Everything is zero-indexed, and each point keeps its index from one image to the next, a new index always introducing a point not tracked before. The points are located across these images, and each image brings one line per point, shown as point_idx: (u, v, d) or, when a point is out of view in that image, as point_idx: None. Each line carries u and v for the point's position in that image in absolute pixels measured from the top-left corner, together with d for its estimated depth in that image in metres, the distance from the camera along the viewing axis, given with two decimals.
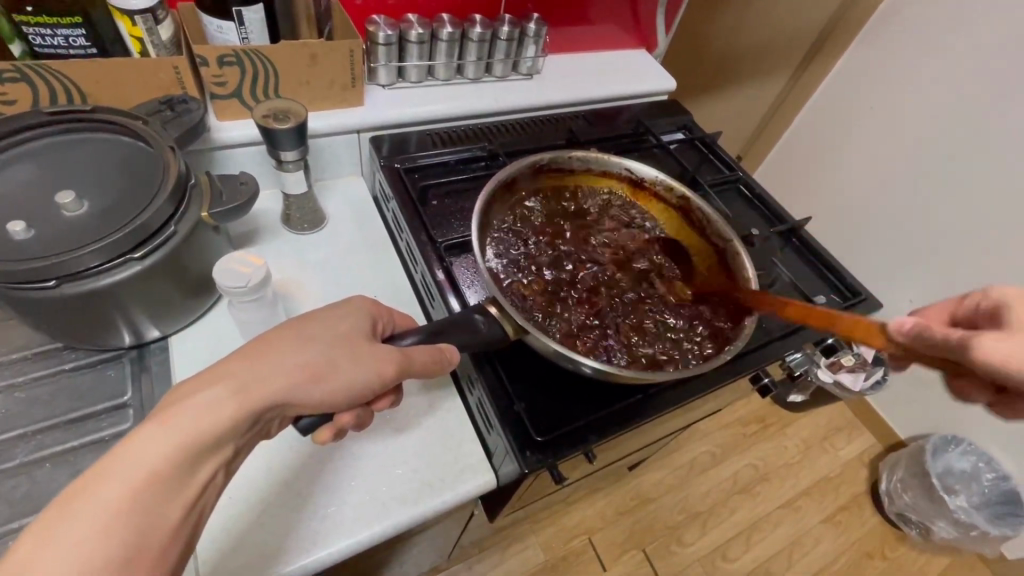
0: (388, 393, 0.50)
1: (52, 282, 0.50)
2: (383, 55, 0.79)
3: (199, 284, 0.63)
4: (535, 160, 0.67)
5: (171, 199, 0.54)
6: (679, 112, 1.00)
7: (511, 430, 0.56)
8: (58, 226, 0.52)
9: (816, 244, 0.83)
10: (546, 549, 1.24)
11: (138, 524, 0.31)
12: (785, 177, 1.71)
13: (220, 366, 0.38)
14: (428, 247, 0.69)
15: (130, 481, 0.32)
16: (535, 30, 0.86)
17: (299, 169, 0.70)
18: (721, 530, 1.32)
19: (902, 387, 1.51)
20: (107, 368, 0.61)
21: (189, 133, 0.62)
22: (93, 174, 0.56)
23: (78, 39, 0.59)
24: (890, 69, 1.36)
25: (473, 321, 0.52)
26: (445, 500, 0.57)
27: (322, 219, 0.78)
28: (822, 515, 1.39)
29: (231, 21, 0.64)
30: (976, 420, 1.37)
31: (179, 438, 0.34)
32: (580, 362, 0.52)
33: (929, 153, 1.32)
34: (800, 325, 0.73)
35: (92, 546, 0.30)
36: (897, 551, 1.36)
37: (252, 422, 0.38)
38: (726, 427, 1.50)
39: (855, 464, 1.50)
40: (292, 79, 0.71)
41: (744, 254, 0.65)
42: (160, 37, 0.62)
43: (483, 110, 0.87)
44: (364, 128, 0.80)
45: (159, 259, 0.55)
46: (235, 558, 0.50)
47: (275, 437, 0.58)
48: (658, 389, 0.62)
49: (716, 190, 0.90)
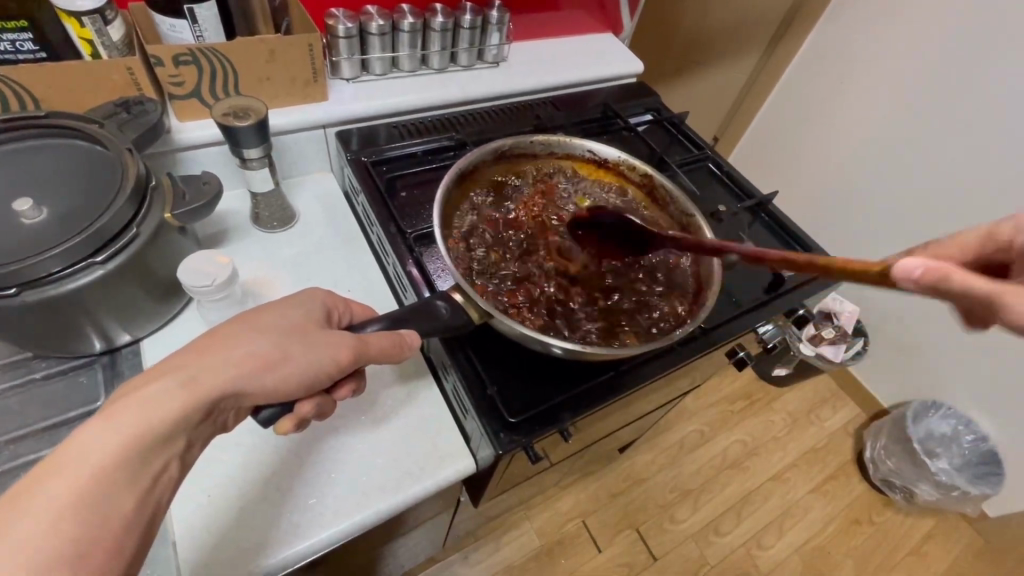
0: (350, 380, 0.50)
1: (13, 290, 0.50)
2: (345, 48, 0.79)
3: (167, 287, 0.63)
4: (497, 146, 0.68)
5: (131, 202, 0.54)
6: (646, 93, 1.01)
7: (484, 414, 0.56)
8: (15, 234, 0.51)
9: (783, 216, 0.84)
10: (542, 535, 1.26)
11: (86, 520, 0.32)
12: (760, 156, 1.73)
13: (173, 361, 0.39)
14: (398, 239, 0.69)
15: (76, 477, 0.32)
16: (498, 17, 0.86)
17: (263, 167, 0.70)
18: (711, 505, 1.35)
19: (882, 354, 1.54)
20: (78, 374, 0.61)
21: (148, 134, 0.62)
22: (50, 179, 0.56)
23: (25, 44, 0.58)
24: (855, 42, 1.38)
25: (436, 307, 0.52)
26: (425, 486, 0.57)
27: (292, 217, 0.78)
28: (810, 486, 1.42)
29: (185, 20, 0.63)
30: (954, 385, 1.40)
31: (126, 432, 0.34)
32: (549, 343, 0.52)
33: (898, 123, 1.34)
34: (768, 297, 0.74)
35: (39, 542, 0.30)
36: (883, 516, 1.40)
37: (205, 414, 0.38)
38: (714, 405, 1.53)
39: (840, 434, 1.53)
40: (252, 77, 0.71)
41: (705, 228, 0.66)
42: (110, 38, 0.61)
43: (449, 101, 0.87)
44: (330, 124, 0.80)
45: (121, 263, 0.54)
46: (215, 555, 0.50)
47: (251, 435, 0.58)
48: (630, 365, 0.63)
49: (685, 169, 0.91)
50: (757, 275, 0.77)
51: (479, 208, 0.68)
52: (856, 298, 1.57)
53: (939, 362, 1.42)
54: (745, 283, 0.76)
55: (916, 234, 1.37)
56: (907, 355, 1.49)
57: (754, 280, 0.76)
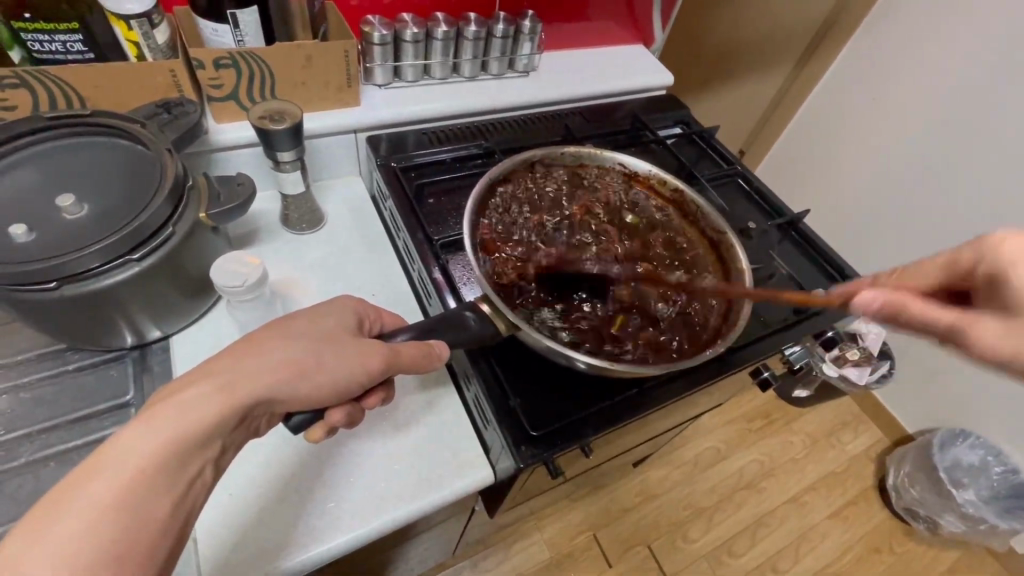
0: (379, 390, 0.50)
1: (53, 283, 0.51)
2: (379, 55, 0.80)
3: (199, 284, 0.64)
4: (529, 155, 0.68)
5: (168, 201, 0.55)
6: (677, 106, 1.00)
7: (506, 425, 0.56)
8: (57, 230, 0.53)
9: (815, 236, 0.83)
10: (551, 546, 1.24)
11: (126, 521, 0.32)
12: (787, 171, 1.70)
13: (209, 364, 0.39)
14: (424, 245, 0.69)
15: (117, 478, 0.32)
16: (530, 27, 0.86)
17: (295, 170, 0.71)
18: (726, 526, 1.32)
19: (908, 378, 1.50)
20: (109, 367, 0.62)
21: (186, 135, 0.63)
22: (92, 177, 0.57)
23: (75, 45, 0.60)
24: (891, 60, 1.35)
25: (464, 318, 0.52)
26: (443, 495, 0.57)
27: (320, 219, 0.79)
28: (828, 510, 1.38)
29: (227, 24, 0.64)
30: (984, 414, 1.36)
31: (164, 433, 0.35)
32: (573, 357, 0.52)
33: (933, 143, 1.31)
34: (798, 318, 0.72)
35: (78, 541, 0.30)
36: (904, 546, 1.35)
37: (240, 419, 0.39)
38: (731, 423, 1.50)
39: (862, 459, 1.49)
40: (288, 81, 0.72)
41: (737, 245, 0.65)
42: (155, 41, 0.62)
43: (479, 108, 0.88)
44: (360, 129, 0.81)
45: (156, 261, 0.55)
46: (236, 555, 0.51)
47: (275, 435, 0.58)
48: (653, 382, 0.62)
49: (714, 183, 0.90)
50: (786, 295, 0.76)
51: (509, 217, 0.68)
52: None
53: (969, 389, 1.37)
54: (774, 304, 0.74)
55: None
56: (935, 381, 1.44)
57: (783, 299, 0.75)
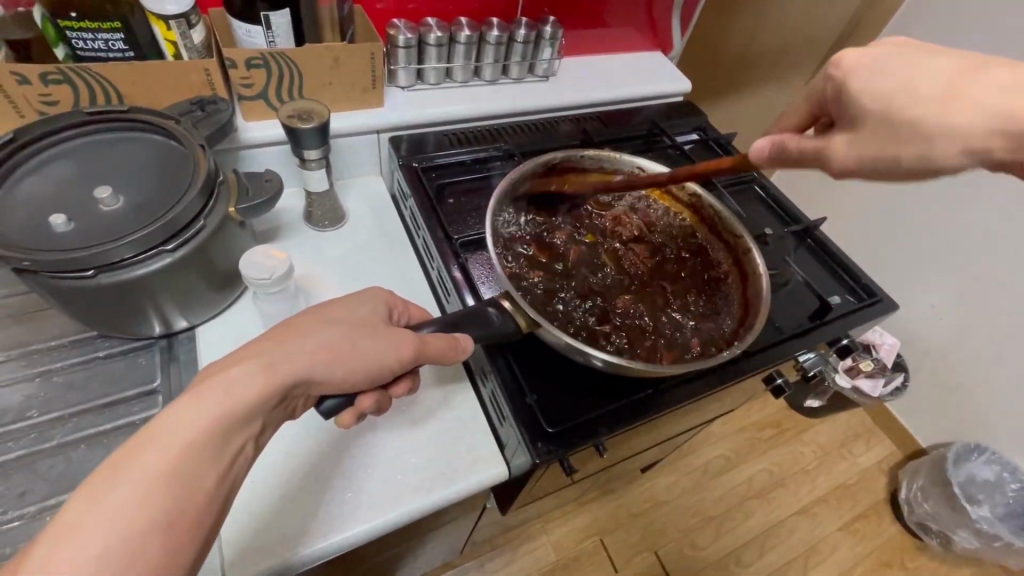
0: (406, 378, 0.51)
1: (90, 271, 0.53)
2: (403, 57, 0.82)
3: (226, 277, 0.65)
4: (549, 158, 0.69)
5: (201, 195, 0.57)
6: (694, 113, 1.01)
7: (524, 422, 0.57)
8: (95, 220, 0.55)
9: (831, 244, 0.83)
10: (557, 549, 1.24)
11: (174, 492, 0.33)
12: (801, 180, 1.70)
13: (245, 350, 0.41)
14: (444, 244, 0.71)
15: (168, 451, 0.34)
16: (551, 32, 0.88)
17: (321, 168, 0.73)
18: (734, 534, 1.32)
19: (922, 391, 1.49)
20: (137, 355, 0.64)
21: (218, 132, 0.65)
22: (127, 171, 0.59)
23: (117, 43, 0.62)
24: None
25: (487, 314, 0.53)
26: (460, 489, 0.58)
27: (342, 217, 0.81)
28: (839, 523, 1.37)
29: (259, 25, 0.66)
30: (999, 429, 1.34)
31: (207, 410, 0.36)
32: (592, 355, 0.53)
33: None
34: (813, 325, 0.72)
35: (133, 508, 0.32)
36: (916, 561, 1.34)
37: (279, 399, 0.40)
38: (742, 431, 1.49)
39: (873, 472, 1.48)
40: (316, 81, 0.74)
41: (754, 249, 0.66)
42: (192, 41, 0.65)
43: (499, 111, 0.89)
44: (383, 129, 0.83)
45: (188, 252, 0.57)
46: (258, 540, 0.52)
47: (297, 425, 0.60)
48: (669, 384, 0.63)
49: (730, 190, 0.90)
50: (802, 302, 0.76)
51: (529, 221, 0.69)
52: (896, 331, 1.51)
53: (983, 403, 1.36)
54: (790, 310, 0.74)
55: (966, 270, 1.32)
56: (949, 394, 1.43)
57: (799, 307, 0.75)
